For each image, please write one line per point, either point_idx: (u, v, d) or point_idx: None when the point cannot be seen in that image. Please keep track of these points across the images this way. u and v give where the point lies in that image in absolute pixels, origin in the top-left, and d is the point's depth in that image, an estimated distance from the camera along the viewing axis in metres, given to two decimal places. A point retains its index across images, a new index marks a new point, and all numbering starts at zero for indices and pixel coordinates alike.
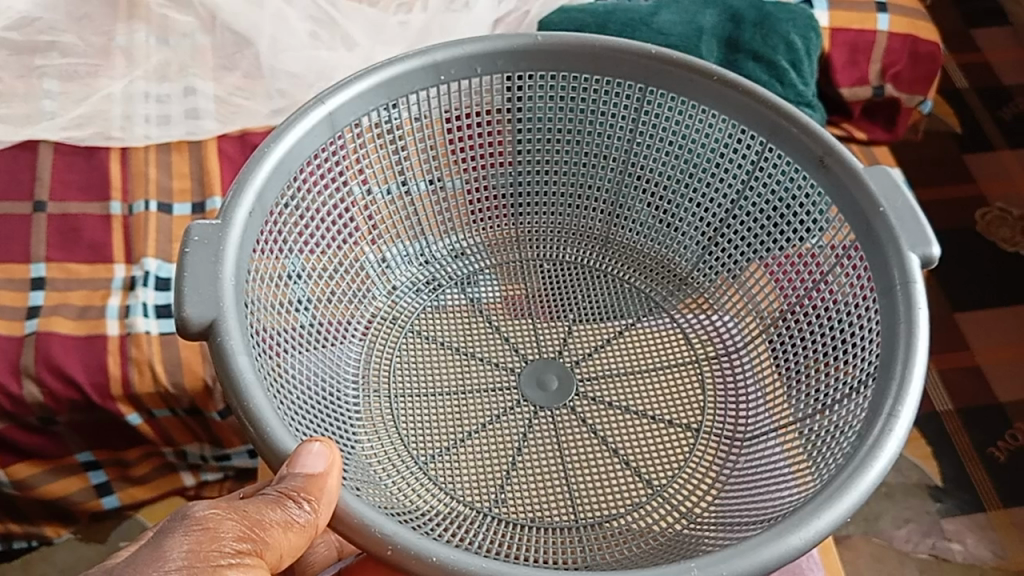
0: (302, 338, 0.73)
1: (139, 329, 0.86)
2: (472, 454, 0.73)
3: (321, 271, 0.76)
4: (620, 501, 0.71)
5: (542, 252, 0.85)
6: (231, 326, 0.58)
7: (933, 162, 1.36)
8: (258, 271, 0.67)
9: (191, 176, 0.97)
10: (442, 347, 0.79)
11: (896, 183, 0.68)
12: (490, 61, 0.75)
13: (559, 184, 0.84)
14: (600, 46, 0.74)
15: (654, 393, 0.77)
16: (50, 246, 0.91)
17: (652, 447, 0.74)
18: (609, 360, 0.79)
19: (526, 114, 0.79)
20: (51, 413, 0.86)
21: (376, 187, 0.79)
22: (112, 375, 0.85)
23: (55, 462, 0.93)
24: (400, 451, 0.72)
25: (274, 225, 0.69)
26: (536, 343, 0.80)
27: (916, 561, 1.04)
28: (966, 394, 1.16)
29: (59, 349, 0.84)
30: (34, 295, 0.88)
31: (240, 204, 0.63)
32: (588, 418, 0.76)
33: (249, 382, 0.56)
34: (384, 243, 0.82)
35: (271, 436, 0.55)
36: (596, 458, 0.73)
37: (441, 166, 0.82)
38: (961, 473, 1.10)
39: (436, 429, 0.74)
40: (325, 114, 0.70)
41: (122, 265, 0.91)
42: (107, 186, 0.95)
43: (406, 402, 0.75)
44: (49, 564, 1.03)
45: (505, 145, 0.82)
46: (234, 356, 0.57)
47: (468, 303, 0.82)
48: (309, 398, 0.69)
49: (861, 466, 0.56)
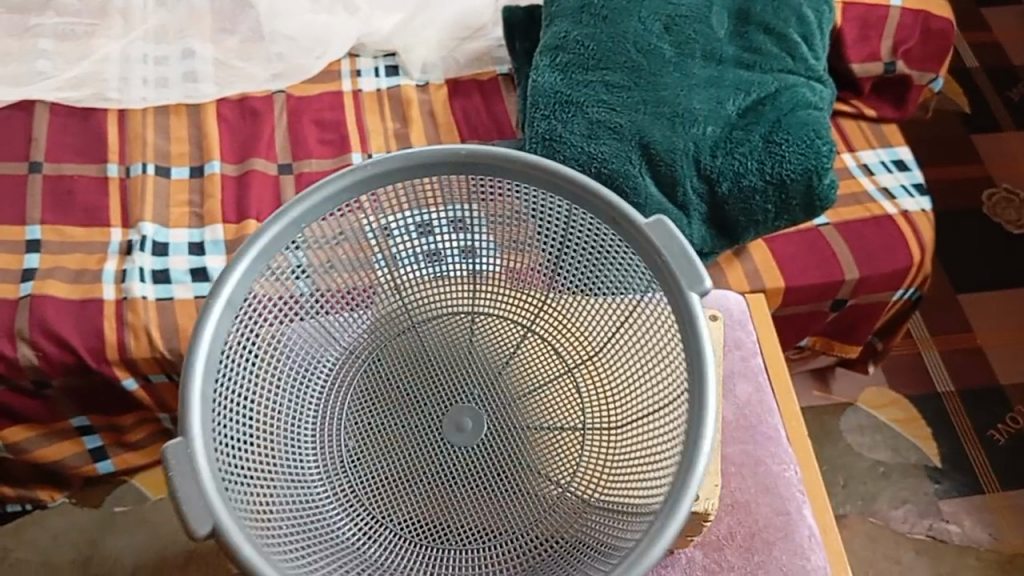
0: (281, 366, 0.62)
1: (136, 294, 0.85)
2: (386, 509, 0.61)
3: (323, 239, 0.63)
4: (566, 470, 0.62)
5: (559, 279, 0.66)
6: (187, 470, 0.52)
7: (938, 142, 1.34)
8: (256, 307, 0.61)
9: (190, 140, 0.96)
10: (419, 381, 0.65)
11: (674, 236, 0.59)
12: (436, 169, 0.63)
13: (557, 202, 0.64)
14: (530, 166, 0.62)
15: (619, 363, 0.64)
16: (45, 208, 0.90)
17: (626, 464, 0.60)
18: (596, 306, 0.65)
19: (518, 191, 0.64)
20: (46, 377, 0.84)
21: (395, 215, 0.65)
22: (108, 339, 0.84)
23: (49, 425, 0.92)
24: (375, 524, 0.60)
25: (272, 299, 0.62)
26: (537, 397, 0.64)
27: (912, 542, 1.04)
28: (967, 375, 1.15)
29: (54, 312, 0.83)
30: (29, 258, 0.87)
31: (212, 305, 0.57)
32: (561, 341, 0.66)
33: (183, 492, 0.51)
34: (388, 209, 0.65)
35: (198, 533, 0.51)
36: (559, 395, 0.64)
37: (450, 188, 0.65)
38: (959, 455, 1.10)
39: (395, 336, 0.66)
40: (290, 224, 0.60)
41: (119, 229, 0.90)
42: (103, 149, 0.94)
43: (363, 463, 0.62)
44: (43, 527, 1.02)
45: (494, 188, 0.64)
46: (192, 475, 0.52)
47: (468, 318, 0.67)
48: (262, 394, 0.60)
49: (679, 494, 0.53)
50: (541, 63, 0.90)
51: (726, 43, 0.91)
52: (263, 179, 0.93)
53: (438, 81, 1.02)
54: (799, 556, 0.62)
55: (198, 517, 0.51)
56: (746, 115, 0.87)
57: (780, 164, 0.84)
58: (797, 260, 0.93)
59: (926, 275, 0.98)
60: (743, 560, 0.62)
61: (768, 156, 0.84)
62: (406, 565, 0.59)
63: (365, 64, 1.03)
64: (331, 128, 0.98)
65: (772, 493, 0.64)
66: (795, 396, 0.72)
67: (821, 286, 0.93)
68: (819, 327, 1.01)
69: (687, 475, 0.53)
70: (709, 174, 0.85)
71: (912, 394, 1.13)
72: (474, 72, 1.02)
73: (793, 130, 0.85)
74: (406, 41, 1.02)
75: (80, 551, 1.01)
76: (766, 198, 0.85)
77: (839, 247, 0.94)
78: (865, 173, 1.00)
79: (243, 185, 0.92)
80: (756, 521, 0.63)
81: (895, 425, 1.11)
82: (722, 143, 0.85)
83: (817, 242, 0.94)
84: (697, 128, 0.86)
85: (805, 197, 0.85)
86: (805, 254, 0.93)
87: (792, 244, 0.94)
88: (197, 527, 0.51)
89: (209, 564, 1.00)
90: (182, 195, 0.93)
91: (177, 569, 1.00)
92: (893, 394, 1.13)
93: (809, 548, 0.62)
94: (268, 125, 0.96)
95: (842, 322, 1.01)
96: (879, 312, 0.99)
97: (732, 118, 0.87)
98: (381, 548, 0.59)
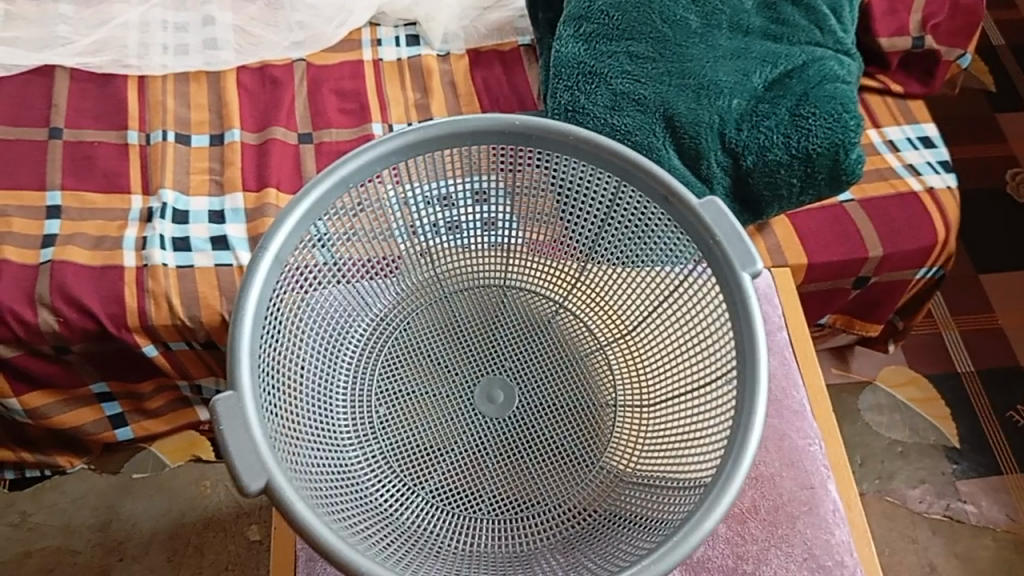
0: (313, 333, 0.63)
1: (156, 261, 0.85)
2: (418, 478, 0.62)
3: (342, 209, 0.63)
4: (595, 445, 0.64)
5: (593, 260, 0.69)
6: (239, 425, 0.51)
7: (962, 121, 1.32)
8: (289, 275, 0.60)
9: (209, 108, 0.95)
10: (456, 353, 0.67)
11: (727, 218, 0.61)
12: (485, 138, 0.63)
13: (606, 176, 0.64)
14: (578, 139, 0.62)
15: (648, 344, 0.67)
16: (66, 174, 0.90)
17: (657, 443, 0.63)
18: (621, 285, 0.68)
19: (560, 163, 0.65)
20: (66, 342, 0.85)
21: (416, 185, 0.66)
22: (128, 306, 0.84)
23: (69, 391, 0.92)
24: (408, 490, 0.61)
25: (304, 266, 0.62)
26: (567, 373, 0.66)
27: (929, 521, 1.04)
28: (987, 355, 1.14)
29: (75, 279, 0.83)
30: (49, 224, 0.87)
31: (260, 262, 0.56)
32: (589, 322, 0.69)
33: (236, 447, 0.51)
34: (410, 180, 0.65)
35: (251, 488, 0.50)
36: (591, 371, 0.66)
37: (480, 163, 0.66)
38: (978, 435, 1.09)
39: (426, 310, 0.68)
40: (337, 182, 0.60)
41: (139, 196, 0.90)
42: (123, 116, 0.93)
43: (396, 431, 0.63)
44: (61, 493, 1.03)
45: (538, 165, 0.66)
46: (245, 432, 0.51)
47: (501, 292, 0.69)
48: (298, 363, 0.61)
49: (738, 450, 0.54)
50: (564, 33, 0.89)
51: (753, 14, 0.90)
52: (283, 148, 0.92)
53: (459, 51, 1.01)
54: (823, 531, 0.62)
55: (250, 473, 0.50)
56: (773, 88, 0.86)
57: (807, 138, 0.82)
58: (820, 236, 0.92)
59: (951, 254, 0.96)
60: (767, 533, 0.62)
61: (794, 130, 0.83)
62: (440, 531, 0.60)
63: (385, 33, 1.02)
64: (351, 97, 0.97)
65: (797, 467, 0.64)
66: (818, 366, 0.71)
67: (844, 263, 0.92)
68: (841, 304, 1.00)
69: (743, 437, 0.54)
70: (734, 148, 0.84)
71: (932, 374, 1.12)
72: (495, 43, 1.02)
73: (820, 103, 0.83)
74: (428, 10, 1.01)
75: (98, 516, 1.02)
76: (791, 172, 0.84)
77: (863, 224, 0.93)
78: (891, 150, 0.99)
79: (263, 154, 0.92)
80: (780, 494, 0.63)
81: (914, 404, 1.11)
82: (747, 116, 0.84)
83: (841, 219, 0.93)
84: (722, 101, 0.85)
85: (831, 170, 0.84)
86: (828, 231, 0.92)
87: (815, 221, 0.93)
88: (249, 482, 0.50)
89: (227, 531, 1.02)
90: (202, 162, 0.92)
91: (195, 536, 1.01)
92: (912, 372, 1.13)
93: (833, 522, 0.62)
94: (288, 93, 0.96)
95: (864, 300, 1.00)
96: (901, 290, 0.98)
97: (758, 92, 0.85)
98: (414, 515, 0.60)
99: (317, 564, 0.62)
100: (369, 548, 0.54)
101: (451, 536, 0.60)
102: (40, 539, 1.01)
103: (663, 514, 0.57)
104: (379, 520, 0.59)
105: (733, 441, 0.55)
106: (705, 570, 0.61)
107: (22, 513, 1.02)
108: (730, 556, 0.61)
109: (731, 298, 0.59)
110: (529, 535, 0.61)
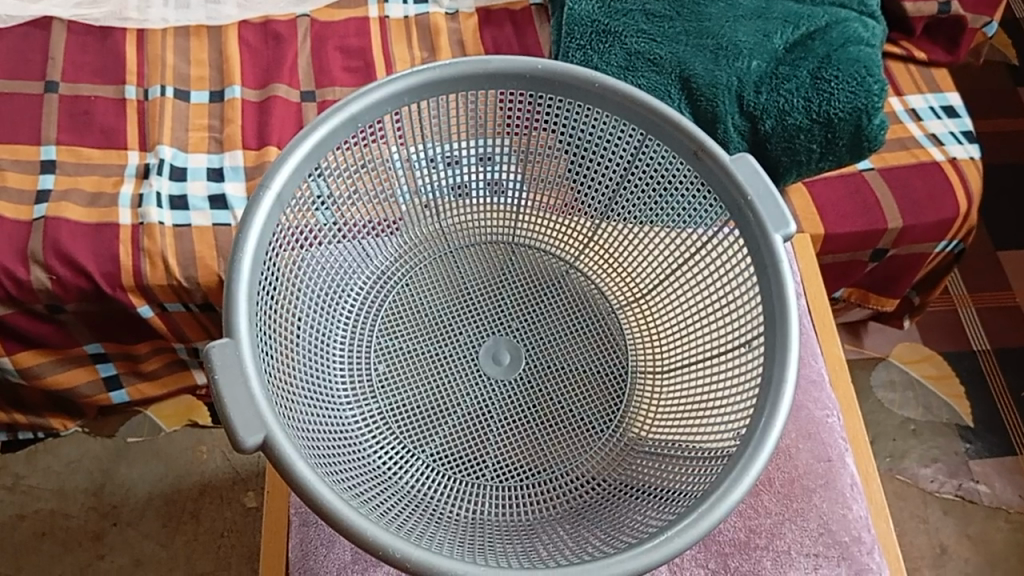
0: (310, 288, 0.61)
1: (153, 219, 0.82)
2: (420, 441, 0.60)
3: (345, 169, 0.61)
4: (608, 411, 0.61)
5: (609, 218, 0.66)
6: (235, 375, 0.48)
7: (990, 92, 1.27)
8: (286, 229, 0.58)
9: (209, 64, 0.92)
10: (461, 311, 0.64)
11: (758, 172, 0.58)
12: (503, 82, 0.60)
13: (629, 128, 0.62)
14: (603, 88, 0.59)
15: (664, 307, 0.64)
16: (61, 129, 0.87)
17: (672, 411, 0.60)
18: (636, 247, 0.66)
19: (573, 116, 0.63)
20: (60, 301, 0.82)
21: (417, 147, 0.64)
22: (123, 264, 0.81)
23: (63, 351, 0.90)
24: (408, 452, 0.59)
25: (302, 225, 0.60)
26: (578, 336, 0.64)
27: (940, 501, 1.01)
28: (1003, 333, 1.12)
29: (68, 235, 0.81)
30: (43, 179, 0.84)
31: (259, 208, 0.53)
32: (603, 283, 0.66)
33: (232, 399, 0.48)
34: (412, 142, 0.63)
35: (247, 444, 0.47)
36: (603, 334, 0.64)
37: (488, 126, 0.65)
38: (993, 415, 1.07)
39: (430, 267, 0.66)
40: (347, 121, 0.58)
41: (136, 152, 0.87)
42: (121, 70, 0.90)
43: (396, 390, 0.61)
44: (56, 456, 1.01)
45: (547, 128, 0.64)
46: (242, 383, 0.48)
47: (508, 249, 0.67)
48: (295, 320, 0.59)
49: (770, 411, 0.52)
50: None
51: None
52: (284, 105, 0.89)
53: (468, 10, 0.97)
54: (840, 505, 0.59)
55: (248, 427, 0.47)
56: (794, 50, 0.82)
57: (829, 102, 0.79)
58: (838, 206, 0.89)
59: (972, 227, 0.93)
60: (781, 507, 0.59)
61: (815, 94, 0.79)
62: (441, 495, 0.58)
63: None
64: (356, 55, 0.94)
65: (814, 439, 0.62)
66: (838, 338, 0.69)
67: (863, 234, 0.89)
68: (857, 278, 0.97)
69: (774, 400, 0.52)
70: (752, 112, 0.80)
71: (947, 352, 1.10)
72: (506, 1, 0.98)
73: (843, 66, 0.79)
74: None
75: (93, 480, 1.00)
76: (811, 137, 0.80)
77: (883, 195, 0.90)
78: (913, 119, 0.95)
79: (263, 111, 0.89)
80: (795, 467, 0.61)
81: (928, 382, 1.08)
82: (767, 79, 0.81)
83: (860, 188, 0.90)
84: (741, 63, 0.81)
85: (853, 137, 0.80)
86: (846, 200, 0.90)
87: (834, 190, 0.90)
88: (246, 438, 0.47)
89: (223, 498, 1.00)
90: (202, 119, 0.89)
91: (190, 502, 0.99)
92: (927, 350, 1.10)
93: (850, 496, 0.60)
94: (290, 50, 0.92)
95: (882, 273, 0.97)
96: (918, 265, 0.95)
97: (779, 53, 0.82)
98: (414, 478, 0.58)
99: (310, 529, 0.60)
100: (370, 512, 0.52)
101: (454, 501, 0.57)
102: (34, 502, 0.99)
103: (683, 486, 0.55)
104: (379, 483, 0.56)
105: (764, 403, 0.52)
106: (716, 544, 0.58)
107: (15, 475, 1.00)
108: (743, 530, 0.59)
109: (760, 258, 0.56)
110: (536, 504, 0.58)
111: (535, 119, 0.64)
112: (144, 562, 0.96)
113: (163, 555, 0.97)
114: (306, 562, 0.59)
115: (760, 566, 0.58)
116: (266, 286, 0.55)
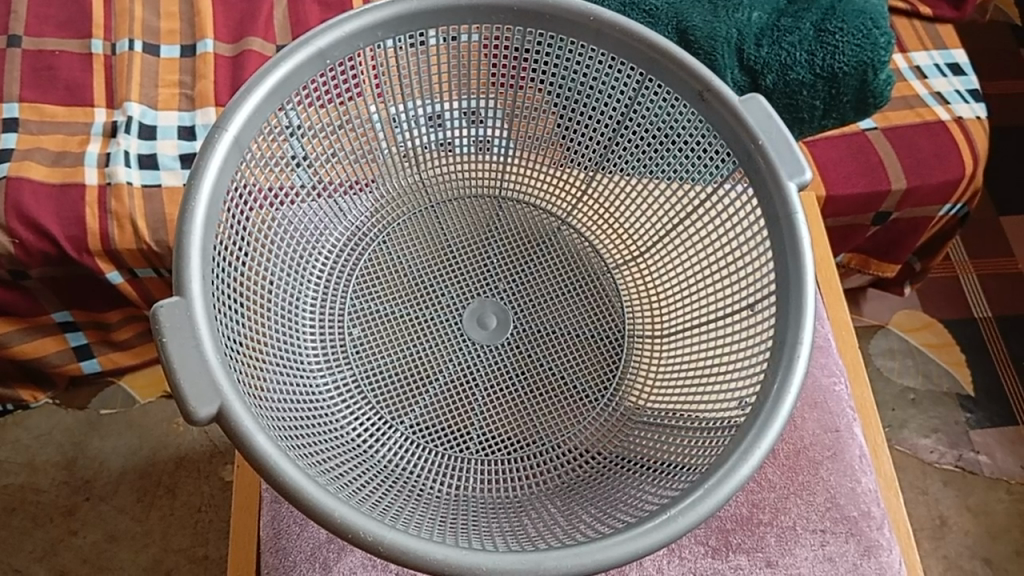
0: (278, 247, 0.57)
1: (121, 179, 0.76)
2: (398, 412, 0.56)
3: (322, 126, 0.58)
4: (603, 377, 0.58)
5: (603, 172, 0.62)
6: (185, 337, 0.45)
7: (1000, 54, 1.22)
8: (250, 188, 0.54)
9: (181, 16, 0.84)
10: (444, 272, 0.60)
11: (769, 114, 0.54)
12: (492, 17, 0.56)
13: (627, 67, 0.57)
14: (598, 22, 0.55)
15: (666, 268, 0.61)
16: (23, 84, 0.80)
17: (673, 379, 0.57)
18: (634, 205, 0.62)
19: (558, 58, 0.59)
20: (23, 266, 0.77)
21: (398, 106, 0.61)
22: (90, 228, 0.75)
23: (28, 321, 0.85)
24: (386, 424, 0.55)
25: (271, 184, 0.56)
26: (569, 297, 0.60)
27: (941, 472, 0.99)
28: (1006, 300, 1.08)
29: (31, 197, 0.75)
30: (5, 138, 0.78)
31: (213, 155, 0.49)
32: (597, 242, 0.62)
33: (183, 365, 0.44)
34: (391, 100, 0.60)
35: (200, 416, 0.43)
36: (598, 294, 0.60)
37: (473, 83, 0.62)
38: (994, 384, 1.04)
39: (412, 225, 0.62)
40: (314, 56, 0.53)
41: (103, 110, 0.80)
42: (87, 23, 0.82)
43: (372, 357, 0.57)
44: (25, 428, 0.97)
45: (535, 81, 0.60)
46: (194, 349, 0.44)
47: (495, 204, 0.63)
48: (261, 282, 0.55)
49: (783, 376, 0.48)
50: None
51: None
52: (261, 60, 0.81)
53: None
54: (849, 478, 0.56)
55: (200, 397, 0.43)
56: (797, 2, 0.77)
57: (833, 56, 0.74)
58: (840, 166, 0.85)
59: (977, 188, 0.89)
60: (786, 480, 0.56)
61: (819, 47, 0.74)
62: (420, 469, 0.54)
63: None
64: (336, 9, 0.85)
65: (820, 409, 0.59)
66: (845, 302, 0.65)
67: (866, 195, 0.86)
68: (858, 242, 0.94)
69: (788, 364, 0.48)
70: (753, 66, 0.75)
71: (948, 319, 1.07)
72: None
73: (848, 18, 0.74)
74: None
75: (65, 453, 0.96)
76: (814, 93, 0.76)
77: (887, 154, 0.86)
78: (918, 77, 0.90)
79: (238, 66, 0.81)
80: (801, 438, 0.58)
81: (927, 350, 1.05)
82: (768, 31, 0.75)
83: (862, 147, 0.86)
84: (741, 14, 0.76)
85: (858, 93, 0.76)
86: (850, 160, 0.86)
87: (835, 149, 0.86)
88: (199, 409, 0.43)
89: (200, 471, 0.96)
90: (173, 75, 0.82)
91: (166, 476, 0.96)
92: (927, 317, 1.07)
93: (859, 469, 0.57)
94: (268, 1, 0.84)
95: (882, 238, 0.94)
96: (922, 228, 0.92)
97: (780, 5, 0.77)
98: (390, 452, 0.54)
99: (282, 505, 0.57)
100: (340, 489, 0.48)
101: (435, 474, 0.54)
102: (4, 476, 0.95)
103: (686, 456, 0.52)
104: (352, 458, 0.53)
105: (776, 367, 0.49)
106: (717, 520, 0.55)
107: None
108: (745, 504, 0.56)
109: (773, 209, 0.52)
110: (526, 480, 0.55)
111: (525, 71, 0.60)
112: (118, 537, 0.93)
113: (138, 531, 0.93)
114: (278, 541, 0.56)
115: (764, 544, 0.55)
116: (226, 244, 0.51)
